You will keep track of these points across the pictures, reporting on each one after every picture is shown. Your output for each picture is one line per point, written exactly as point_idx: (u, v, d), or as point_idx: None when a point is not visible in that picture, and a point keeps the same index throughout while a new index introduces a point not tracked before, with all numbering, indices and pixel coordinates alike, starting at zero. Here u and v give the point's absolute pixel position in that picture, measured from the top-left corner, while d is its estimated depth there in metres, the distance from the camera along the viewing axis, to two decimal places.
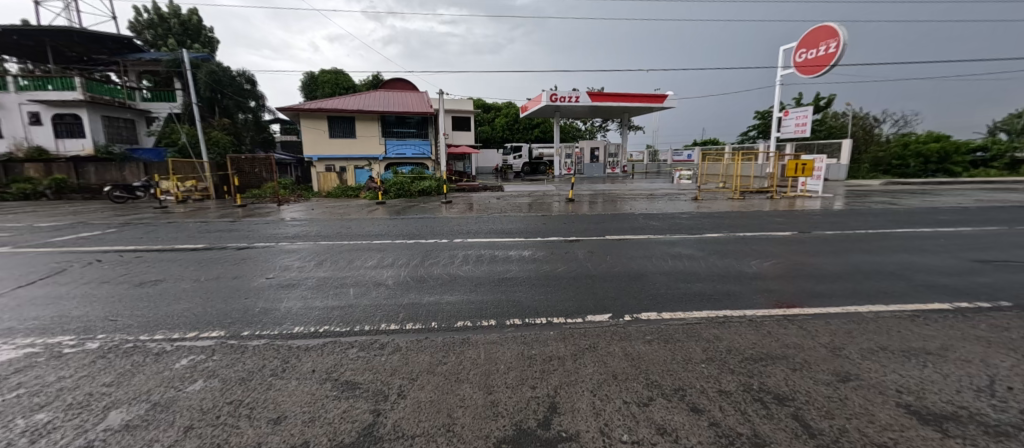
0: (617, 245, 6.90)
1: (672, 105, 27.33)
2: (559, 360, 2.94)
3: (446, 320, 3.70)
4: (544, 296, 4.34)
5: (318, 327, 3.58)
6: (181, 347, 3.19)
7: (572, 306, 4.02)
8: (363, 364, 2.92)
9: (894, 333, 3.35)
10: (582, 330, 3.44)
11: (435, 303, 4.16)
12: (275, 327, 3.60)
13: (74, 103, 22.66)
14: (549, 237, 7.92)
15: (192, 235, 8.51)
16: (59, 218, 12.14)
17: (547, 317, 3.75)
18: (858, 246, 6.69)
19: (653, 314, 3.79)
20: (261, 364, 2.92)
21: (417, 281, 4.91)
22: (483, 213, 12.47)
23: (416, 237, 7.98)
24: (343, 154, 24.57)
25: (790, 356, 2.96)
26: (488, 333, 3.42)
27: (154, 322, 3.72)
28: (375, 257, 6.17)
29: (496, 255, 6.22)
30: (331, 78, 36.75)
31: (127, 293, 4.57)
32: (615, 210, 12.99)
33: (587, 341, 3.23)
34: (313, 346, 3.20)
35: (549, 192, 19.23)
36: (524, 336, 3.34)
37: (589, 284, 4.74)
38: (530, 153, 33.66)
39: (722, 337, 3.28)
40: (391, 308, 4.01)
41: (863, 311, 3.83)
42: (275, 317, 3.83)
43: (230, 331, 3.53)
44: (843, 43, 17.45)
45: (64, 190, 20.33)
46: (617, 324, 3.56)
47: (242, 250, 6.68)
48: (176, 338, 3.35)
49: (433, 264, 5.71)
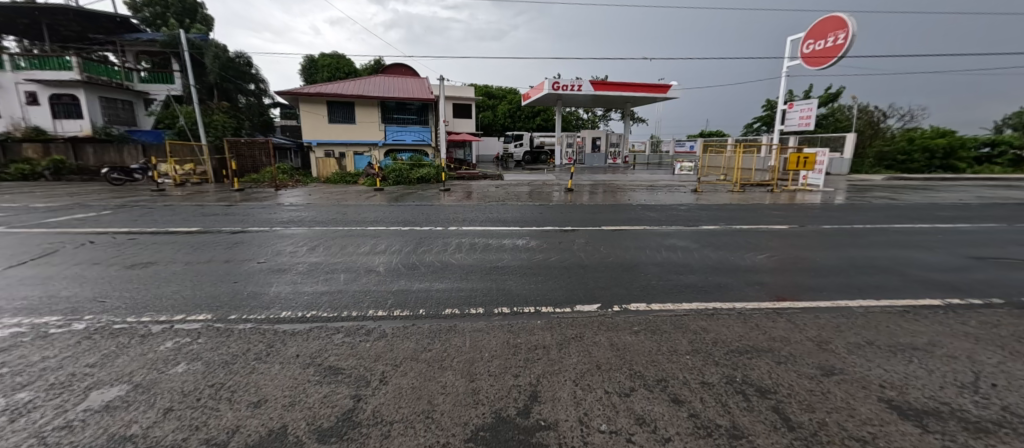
0: (612, 236, 6.86)
1: (675, 95, 27.04)
2: (544, 349, 2.93)
3: (434, 307, 3.69)
4: (534, 285, 4.32)
5: (305, 312, 3.57)
6: (168, 330, 3.20)
7: (561, 295, 4.01)
8: (347, 349, 2.91)
9: (882, 328, 3.34)
10: (570, 319, 3.43)
11: (425, 290, 4.15)
12: (263, 311, 3.59)
13: (71, 84, 22.51)
14: (544, 226, 7.86)
15: (187, 218, 8.47)
16: (57, 199, 12.12)
17: (536, 306, 3.74)
18: (854, 240, 6.64)
19: (642, 305, 3.78)
20: (246, 348, 2.92)
21: (408, 268, 4.90)
22: (481, 201, 12.41)
23: (411, 224, 7.98)
24: (343, 140, 24.44)
25: (776, 349, 2.94)
26: (475, 321, 3.41)
27: (143, 304, 3.72)
28: (370, 243, 6.15)
29: (491, 244, 6.18)
30: (332, 62, 36.43)
31: (120, 274, 4.58)
32: (614, 200, 12.92)
33: (574, 330, 3.23)
34: (299, 331, 3.20)
35: (549, 182, 19.10)
36: (510, 325, 3.33)
37: (580, 273, 4.75)
38: (531, 142, 33.49)
39: (708, 329, 3.26)
40: (379, 295, 3.99)
41: (854, 305, 3.82)
42: (264, 301, 3.83)
43: (217, 314, 3.52)
44: (850, 35, 17.18)
45: (63, 171, 20.29)
46: (605, 314, 3.55)
47: (236, 234, 6.66)
48: (163, 321, 3.35)
49: (426, 251, 5.70)
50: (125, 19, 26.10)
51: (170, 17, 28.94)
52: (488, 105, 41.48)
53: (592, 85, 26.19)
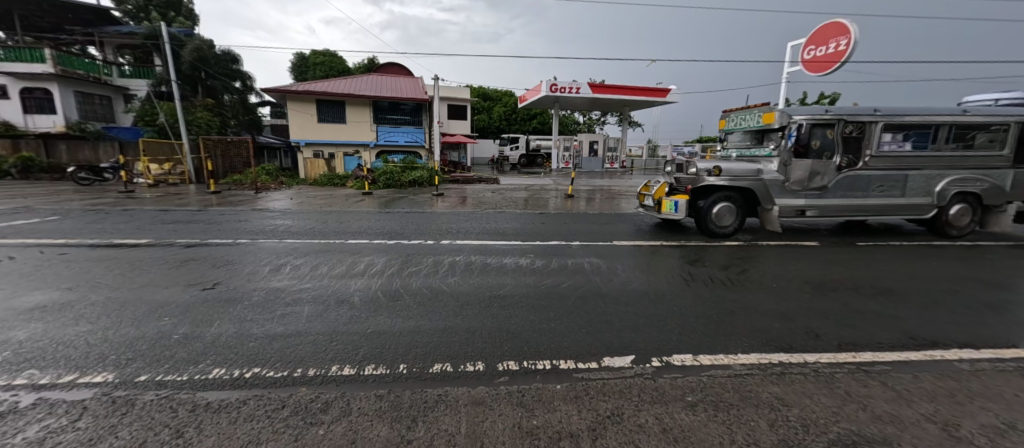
0: (626, 253, 6.01)
1: (675, 99, 26.37)
2: (573, 440, 2.07)
3: (420, 361, 2.82)
4: (546, 324, 3.46)
5: (245, 371, 2.66)
6: (42, 403, 2.29)
7: (582, 341, 3.15)
8: (288, 442, 2.01)
9: (1010, 398, 2.53)
10: (601, 384, 2.57)
11: (408, 333, 3.25)
12: (189, 368, 2.68)
13: (44, 77, 21.33)
14: (548, 240, 6.97)
15: (144, 226, 7.50)
16: (7, 202, 10.97)
17: (553, 359, 2.88)
18: (901, 261, 5.83)
19: (688, 357, 2.95)
20: (141, 440, 2.02)
21: (389, 299, 3.99)
22: (477, 208, 11.56)
23: (399, 236, 7.08)
24: (332, 140, 23.45)
25: (893, 440, 2.10)
26: (474, 385, 2.53)
27: (29, 355, 2.79)
28: (350, 262, 5.21)
29: (489, 264, 5.30)
30: (323, 60, 35.46)
31: (23, 305, 3.63)
32: (617, 208, 12.05)
33: (607, 404, 2.37)
34: (227, 406, 2.30)
35: (547, 187, 18.37)
36: (520, 393, 2.46)
37: (598, 306, 3.91)
38: (527, 145, 32.77)
39: (788, 401, 2.43)
40: (351, 341, 3.09)
41: (954, 360, 3.00)
42: (196, 350, 2.91)
43: (124, 374, 2.60)
44: (854, 41, 16.72)
45: (32, 170, 19.02)
46: (644, 374, 2.70)
47: (191, 248, 5.71)
48: (43, 387, 2.44)
49: (412, 273, 4.79)
50: (105, 10, 24.95)
51: (154, 10, 27.62)
52: (483, 107, 40.61)
53: (589, 88, 25.45)
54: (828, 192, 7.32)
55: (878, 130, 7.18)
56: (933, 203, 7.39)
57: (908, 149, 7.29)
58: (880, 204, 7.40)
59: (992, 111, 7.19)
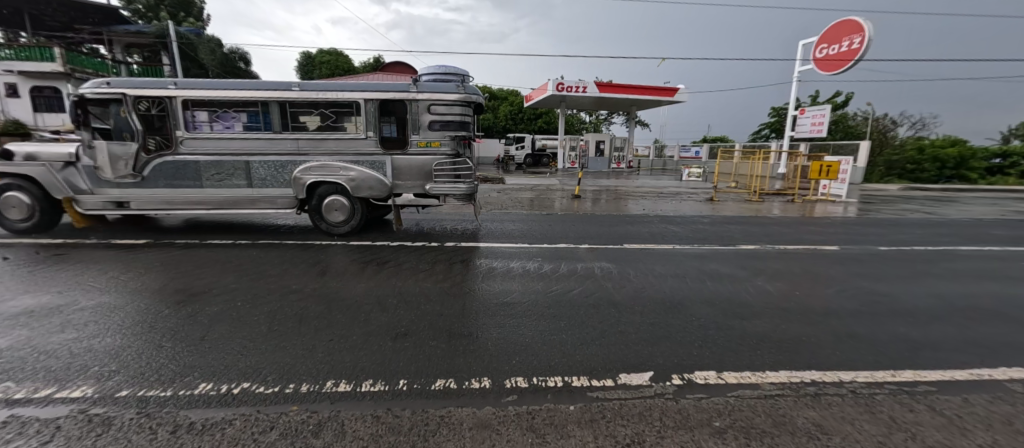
0: (636, 257, 5.78)
1: (682, 99, 25.98)
2: None
3: (422, 377, 2.61)
4: (556, 335, 3.23)
5: (234, 386, 2.48)
6: (13, 422, 2.11)
7: (596, 355, 2.92)
8: None
9: None
10: (617, 405, 2.35)
11: (410, 344, 3.04)
12: (175, 382, 2.50)
13: (53, 76, 21.41)
14: (555, 243, 6.72)
15: (144, 226, 7.38)
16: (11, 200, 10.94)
17: (565, 375, 2.67)
18: (927, 268, 5.55)
19: (712, 375, 2.72)
20: None
21: (391, 305, 3.79)
22: (481, 208, 11.34)
23: (401, 237, 6.86)
24: None
25: None
26: (479, 406, 2.32)
27: (6, 366, 2.62)
28: (350, 265, 5.01)
29: (494, 268, 5.07)
30: (330, 59, 35.46)
31: (10, 310, 3.47)
32: (624, 209, 11.76)
33: (626, 429, 2.15)
34: (211, 427, 2.11)
35: (553, 187, 18.12)
36: (530, 415, 2.25)
37: (611, 315, 3.68)
38: (533, 145, 32.53)
39: (826, 427, 2.19)
40: (349, 352, 2.90)
41: (1003, 380, 2.74)
42: (184, 362, 2.73)
43: (104, 388, 2.42)
44: (868, 39, 16.30)
45: None
46: (664, 393, 2.48)
47: (188, 250, 5.54)
48: (17, 402, 2.27)
49: (414, 278, 4.58)
50: (114, 9, 25.04)
51: (163, 9, 27.73)
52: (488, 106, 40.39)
53: (596, 87, 25.13)
54: (147, 182, 6.66)
55: (182, 107, 6.55)
56: (292, 196, 6.87)
57: (241, 130, 6.68)
58: (209, 194, 6.74)
59: (346, 88, 6.64)
